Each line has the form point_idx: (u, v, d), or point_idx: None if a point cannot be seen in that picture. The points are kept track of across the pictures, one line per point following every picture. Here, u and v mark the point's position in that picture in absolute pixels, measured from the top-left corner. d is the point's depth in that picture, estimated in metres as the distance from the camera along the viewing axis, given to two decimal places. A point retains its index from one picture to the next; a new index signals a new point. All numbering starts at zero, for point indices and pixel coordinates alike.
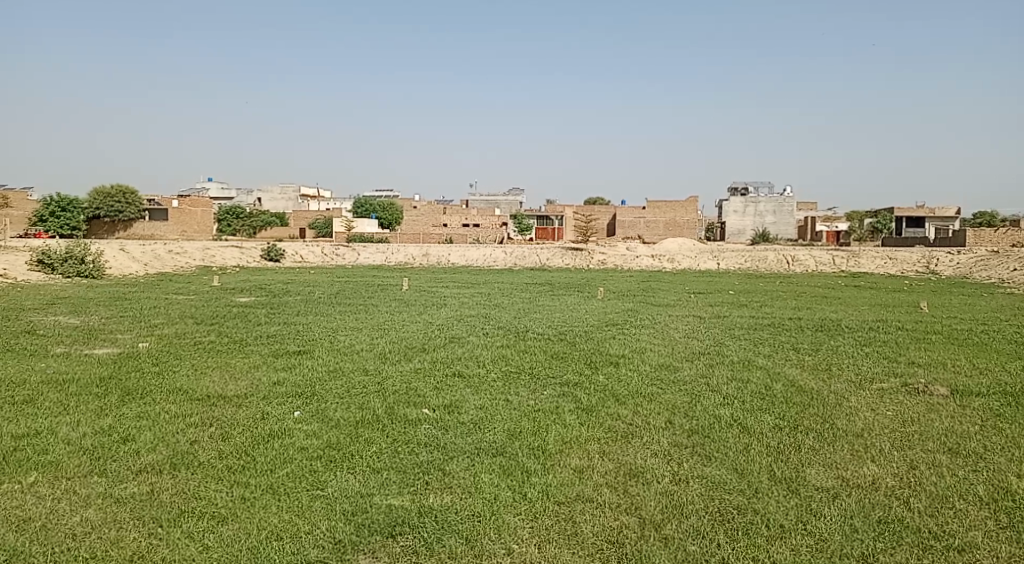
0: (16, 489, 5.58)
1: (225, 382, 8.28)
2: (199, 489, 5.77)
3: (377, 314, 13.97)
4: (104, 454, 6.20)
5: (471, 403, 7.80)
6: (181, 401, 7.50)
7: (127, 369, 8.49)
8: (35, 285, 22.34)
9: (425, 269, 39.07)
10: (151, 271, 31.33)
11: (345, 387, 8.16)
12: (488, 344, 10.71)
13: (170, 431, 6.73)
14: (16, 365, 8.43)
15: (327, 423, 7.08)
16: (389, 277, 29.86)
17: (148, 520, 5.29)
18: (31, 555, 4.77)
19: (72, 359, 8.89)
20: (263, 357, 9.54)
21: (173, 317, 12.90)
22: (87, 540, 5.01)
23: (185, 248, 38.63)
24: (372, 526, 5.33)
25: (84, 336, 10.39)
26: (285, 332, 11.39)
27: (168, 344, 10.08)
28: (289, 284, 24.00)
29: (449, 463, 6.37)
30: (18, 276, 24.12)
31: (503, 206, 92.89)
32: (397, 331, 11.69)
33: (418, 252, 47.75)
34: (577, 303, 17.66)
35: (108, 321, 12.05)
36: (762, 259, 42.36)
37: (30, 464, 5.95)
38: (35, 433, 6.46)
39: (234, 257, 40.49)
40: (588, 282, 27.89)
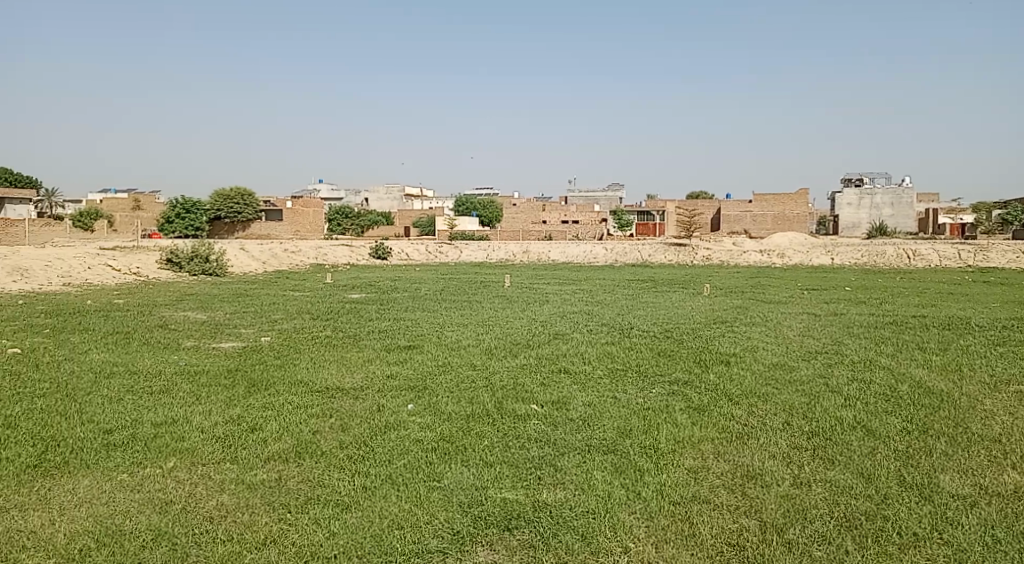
0: (158, 473, 5.98)
1: (341, 375, 8.56)
2: (323, 477, 6.02)
3: (481, 311, 14.15)
4: (234, 442, 6.54)
5: (580, 399, 7.76)
6: (302, 393, 7.80)
7: (252, 362, 8.92)
8: (165, 282, 24.00)
9: (529, 266, 39.32)
10: (268, 269, 32.98)
11: (455, 382, 8.26)
12: (593, 341, 10.63)
13: (294, 421, 7.01)
14: (152, 357, 8.99)
15: (440, 416, 7.20)
16: (493, 274, 30.39)
17: (277, 506, 5.60)
18: (175, 536, 5.15)
19: (201, 352, 9.41)
20: (375, 352, 9.79)
21: (291, 312, 13.46)
22: (223, 523, 5.36)
23: (299, 247, 40.61)
24: (488, 520, 5.40)
25: (211, 331, 10.96)
26: (395, 327, 11.67)
27: (288, 338, 10.53)
28: (397, 281, 24.63)
29: (561, 459, 6.35)
30: (149, 275, 26.04)
31: (604, 201, 92.78)
32: (502, 328, 11.76)
33: (518, 248, 48.35)
34: (684, 301, 17.24)
35: (231, 317, 12.72)
36: (880, 253, 40.35)
37: (169, 450, 6.34)
38: (172, 421, 6.88)
39: (345, 255, 42.06)
40: (694, 278, 27.30)
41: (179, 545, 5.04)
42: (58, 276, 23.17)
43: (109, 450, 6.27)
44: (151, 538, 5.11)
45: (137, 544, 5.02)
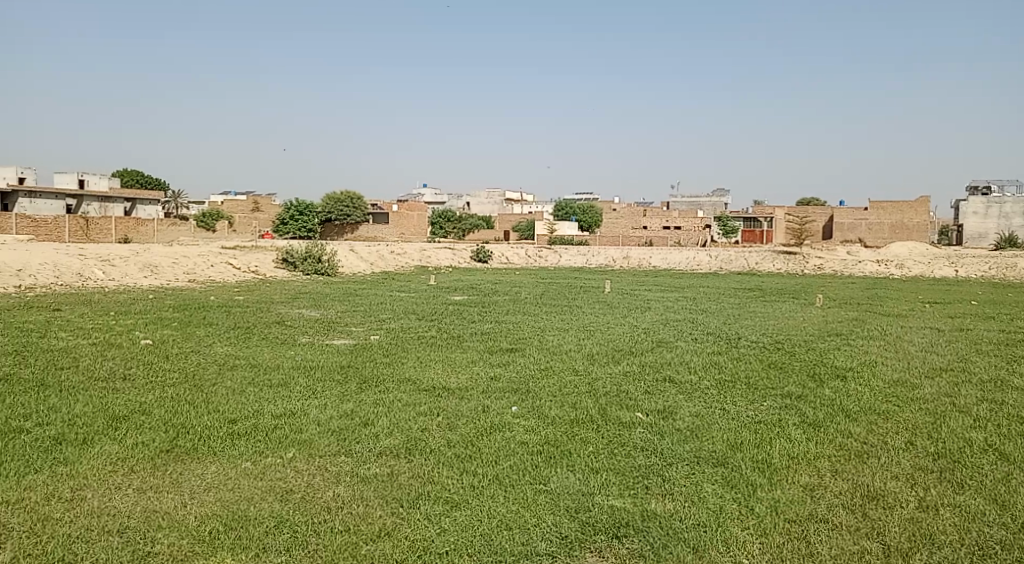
0: (278, 463, 6.28)
1: (447, 375, 8.73)
2: (433, 474, 6.17)
3: (583, 316, 14.15)
4: (348, 436, 6.78)
5: (687, 409, 7.63)
6: (411, 391, 8.01)
7: (362, 359, 9.24)
8: (282, 280, 25.51)
9: (632, 272, 38.92)
10: (376, 269, 34.31)
11: (559, 386, 8.29)
12: (699, 351, 10.45)
13: (403, 418, 7.20)
14: (272, 351, 9.48)
15: (544, 420, 7.24)
16: (594, 279, 30.45)
17: (390, 501, 5.78)
18: (295, 524, 5.40)
19: (316, 348, 9.84)
20: (478, 353, 9.95)
21: (397, 312, 13.90)
22: (340, 514, 5.58)
23: (406, 249, 42.18)
24: (596, 526, 5.38)
25: (324, 328, 11.45)
26: (497, 330, 11.84)
27: (396, 337, 10.87)
28: (499, 285, 25.01)
29: (669, 469, 6.26)
30: (265, 273, 27.74)
31: (707, 207, 91.61)
32: (604, 334, 11.72)
33: (619, 255, 48.63)
34: (793, 311, 16.62)
35: (343, 315, 13.28)
36: (1012, 266, 37.78)
37: (288, 441, 6.65)
38: (290, 413, 7.21)
39: (448, 257, 43.28)
40: (803, 288, 26.36)
41: (300, 533, 5.28)
42: (184, 272, 25.11)
43: (233, 438, 6.62)
44: (273, 525, 5.37)
45: (261, 530, 5.30)
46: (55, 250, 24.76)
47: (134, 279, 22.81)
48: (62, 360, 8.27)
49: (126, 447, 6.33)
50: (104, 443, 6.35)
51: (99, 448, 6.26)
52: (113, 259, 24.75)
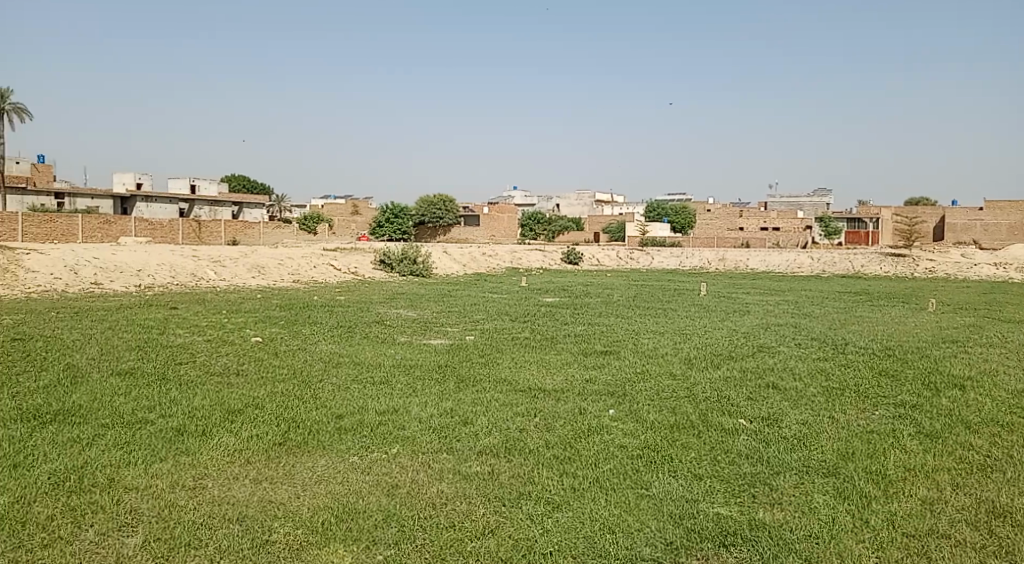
0: (383, 458, 6.47)
1: (543, 376, 8.78)
2: (534, 475, 6.22)
3: (678, 319, 13.96)
4: (449, 434, 6.92)
5: (792, 417, 7.43)
6: (508, 391, 8.10)
7: (459, 359, 9.40)
8: (380, 281, 26.56)
9: (726, 274, 37.98)
10: (469, 270, 35.08)
11: (656, 390, 8.22)
12: (802, 357, 10.16)
13: (502, 418, 7.29)
14: (373, 349, 9.79)
15: (643, 423, 7.20)
16: (690, 282, 30.15)
17: (493, 499, 5.87)
18: (402, 519, 5.55)
19: (414, 347, 10.08)
20: (573, 355, 9.97)
21: (491, 313, 14.10)
22: (444, 510, 5.70)
23: (498, 251, 43.08)
24: (702, 533, 5.30)
25: (421, 328, 11.72)
26: (591, 332, 11.84)
27: (491, 338, 11.03)
28: (592, 286, 25.11)
29: (776, 478, 6.11)
30: (364, 274, 29.00)
31: (808, 207, 89.33)
32: (700, 337, 11.54)
33: (714, 257, 48.23)
34: (902, 317, 15.88)
35: (438, 315, 13.59)
36: None
37: (392, 437, 6.83)
38: (392, 410, 7.41)
39: (540, 259, 43.83)
40: (912, 293, 25.10)
41: (407, 528, 5.42)
42: (289, 273, 26.65)
43: (340, 433, 6.86)
44: (382, 518, 5.54)
45: (371, 523, 5.46)
46: (173, 253, 26.60)
47: (244, 280, 24.39)
48: (180, 355, 8.79)
49: (242, 439, 6.65)
50: (222, 434, 6.69)
51: (217, 440, 6.59)
52: (224, 261, 26.47)
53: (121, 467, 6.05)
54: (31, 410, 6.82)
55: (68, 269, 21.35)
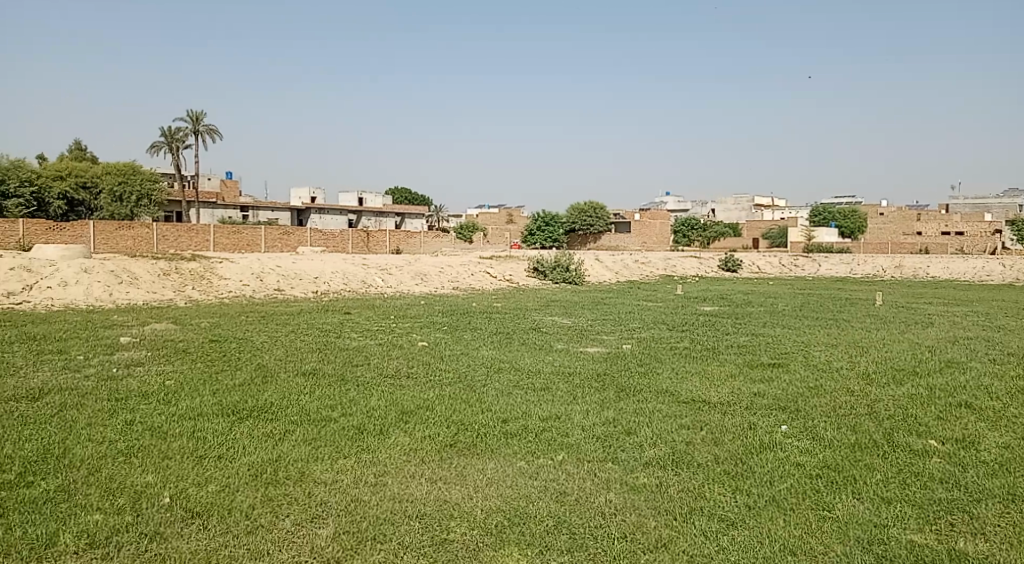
0: (550, 464, 6.53)
1: (707, 388, 8.57)
2: (704, 490, 6.07)
3: (850, 331, 13.14)
4: (614, 443, 6.89)
5: (992, 440, 6.81)
6: (671, 402, 7.95)
7: (618, 368, 9.36)
8: (533, 288, 27.26)
9: (892, 282, 35.34)
10: (621, 279, 35.07)
11: (831, 406, 7.81)
12: (1000, 374, 9.27)
13: (667, 430, 7.18)
14: (534, 356, 9.95)
15: (820, 442, 6.87)
16: (862, 290, 28.51)
17: (663, 512, 5.75)
18: (573, 527, 5.55)
19: (572, 355, 10.16)
20: (737, 367, 9.64)
21: (647, 322, 13.96)
22: (614, 521, 5.65)
23: (653, 258, 43.14)
24: (896, 560, 4.88)
25: (578, 336, 11.78)
26: (755, 343, 11.42)
27: (649, 347, 10.89)
28: (754, 295, 24.30)
29: (977, 507, 5.58)
30: (520, 281, 30.20)
31: (998, 208, 81.96)
32: (878, 351, 10.82)
33: (891, 264, 45.69)
34: None
35: (592, 323, 13.62)
36: None
37: (557, 444, 6.88)
38: (555, 416, 7.47)
39: (697, 266, 43.29)
40: None
41: (580, 536, 5.40)
42: (449, 280, 28.17)
43: (507, 438, 6.98)
44: (553, 524, 5.57)
45: (542, 529, 5.50)
46: (343, 261, 28.55)
47: (408, 286, 25.98)
48: (355, 358, 9.34)
49: (415, 439, 6.93)
50: (397, 434, 7.00)
51: (393, 439, 6.90)
52: (390, 268, 28.26)
53: (311, 462, 6.48)
54: (230, 405, 7.48)
55: (257, 277, 23.64)
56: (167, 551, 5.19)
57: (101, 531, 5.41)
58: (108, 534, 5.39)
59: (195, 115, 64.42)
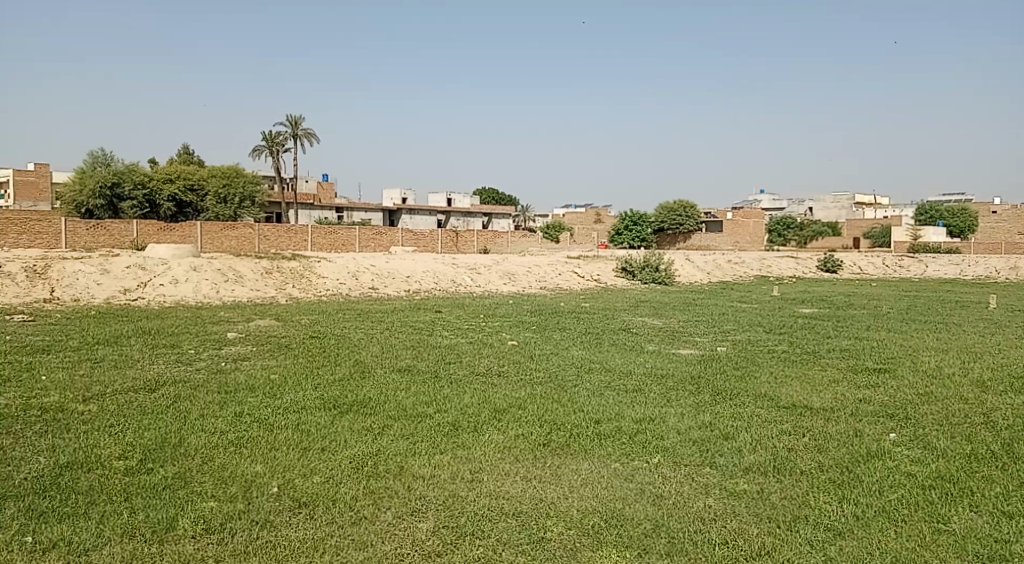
0: (646, 467, 6.45)
1: (808, 393, 8.30)
2: (808, 497, 5.85)
3: (963, 336, 12.44)
4: (711, 447, 6.75)
5: None
6: (770, 407, 7.74)
7: (713, 371, 9.18)
8: (622, 289, 27.14)
9: (1004, 285, 33.23)
10: (714, 280, 34.43)
11: (943, 415, 7.42)
12: None
13: (766, 435, 6.99)
14: (626, 357, 9.88)
15: (933, 452, 6.54)
16: (972, 293, 26.90)
17: (765, 519, 5.58)
18: (671, 530, 5.45)
19: (664, 356, 10.03)
20: (840, 372, 9.29)
21: (742, 324, 13.62)
22: (713, 526, 5.51)
23: (746, 258, 42.33)
24: None
25: (670, 337, 11.62)
26: (858, 347, 10.97)
27: (744, 350, 10.63)
28: (854, 297, 23.36)
29: None
30: (607, 281, 30.15)
31: None
32: (995, 357, 10.20)
33: (1005, 265, 43.03)
34: None
35: (685, 324, 13.41)
36: None
37: (653, 446, 6.80)
38: (650, 418, 7.39)
39: (792, 267, 42.18)
40: None
41: (678, 540, 5.29)
42: (536, 280, 28.43)
43: (600, 439, 6.94)
44: (651, 527, 5.48)
45: (639, 532, 5.42)
46: (435, 260, 29.13)
47: (496, 286, 26.34)
48: (447, 355, 9.49)
49: (509, 437, 6.97)
50: (491, 432, 7.06)
51: (487, 437, 6.96)
52: (478, 267, 28.77)
53: (408, 457, 6.61)
54: (330, 399, 7.71)
55: (352, 275, 24.36)
56: (277, 539, 5.39)
57: (215, 517, 5.67)
58: (222, 520, 5.65)
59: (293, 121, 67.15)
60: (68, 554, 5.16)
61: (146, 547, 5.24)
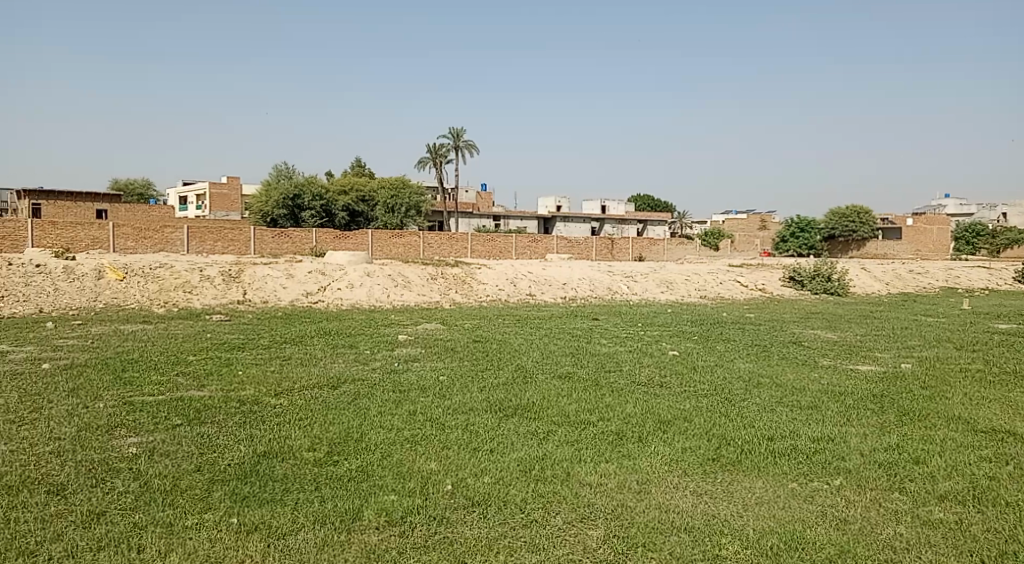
0: (826, 489, 6.12)
1: (1010, 417, 7.56)
2: (1018, 532, 5.28)
3: None
4: (900, 472, 6.31)
5: None
6: (967, 431, 7.13)
7: (897, 390, 8.59)
8: (791, 300, 26.06)
9: None
10: (893, 291, 32.37)
11: None
12: None
13: (963, 461, 6.44)
14: (797, 372, 9.48)
15: None
16: None
17: (966, 551, 5.08)
18: (859, 556, 5.08)
19: (841, 372, 9.51)
20: None
21: (929, 339, 12.63)
22: (907, 555, 5.08)
23: (930, 269, 39.27)
24: None
25: (846, 352, 11.00)
26: None
27: (933, 368, 9.87)
28: None
29: None
30: (773, 291, 29.10)
31: None
32: None
33: None
34: None
35: (863, 338, 12.64)
36: None
37: (833, 467, 6.45)
38: (829, 438, 7.02)
39: (984, 278, 38.56)
40: None
41: None
42: (696, 289, 28.01)
43: (775, 457, 6.67)
44: (835, 552, 5.13)
45: (823, 555, 5.10)
46: (591, 269, 29.80)
47: (653, 294, 26.24)
48: (608, 363, 9.54)
49: (676, 449, 6.86)
50: (658, 443, 6.98)
51: (653, 448, 6.89)
52: (635, 276, 28.86)
53: (575, 463, 6.66)
54: (496, 402, 7.94)
55: (511, 281, 25.10)
56: (454, 536, 5.58)
57: (395, 511, 5.97)
58: (402, 514, 5.93)
59: (450, 132, 71.56)
60: (268, 536, 5.64)
61: (336, 535, 5.61)
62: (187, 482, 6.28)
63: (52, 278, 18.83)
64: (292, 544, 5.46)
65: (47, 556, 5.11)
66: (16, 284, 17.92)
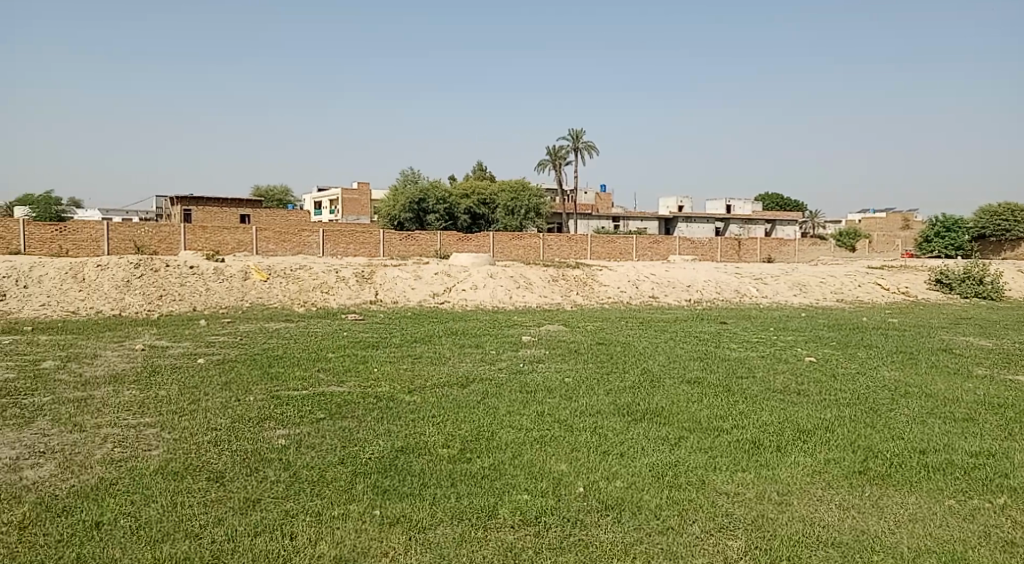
0: (990, 508, 5.71)
1: None
2: None
3: None
4: None
5: None
6: None
7: None
8: (938, 304, 24.47)
9: None
10: None
11: None
12: None
13: None
14: (949, 382, 8.96)
15: None
16: None
17: None
18: None
19: (1000, 384, 8.86)
20: None
21: None
22: None
23: None
24: None
25: (1004, 361, 10.26)
26: None
27: None
28: None
29: None
30: (918, 295, 27.50)
31: None
32: None
33: None
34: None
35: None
36: None
37: (996, 485, 6.02)
38: (989, 454, 6.58)
39: None
40: None
41: None
42: (832, 292, 26.96)
43: (928, 472, 6.30)
44: None
45: None
46: (719, 271, 29.57)
47: (785, 297, 25.48)
48: (739, 369, 9.38)
49: (819, 461, 6.61)
50: (798, 453, 6.77)
51: (794, 458, 6.68)
52: (765, 278, 28.25)
53: (710, 471, 6.54)
54: (625, 406, 7.94)
55: (632, 283, 25.07)
56: (589, 538, 5.58)
57: (530, 510, 6.04)
58: (536, 514, 5.99)
59: (580, 131, 75.04)
60: (409, 529, 5.83)
61: (474, 531, 5.72)
62: (331, 474, 6.59)
63: (204, 279, 20.41)
64: (432, 538, 5.61)
65: (211, 540, 5.49)
66: (174, 284, 19.47)
